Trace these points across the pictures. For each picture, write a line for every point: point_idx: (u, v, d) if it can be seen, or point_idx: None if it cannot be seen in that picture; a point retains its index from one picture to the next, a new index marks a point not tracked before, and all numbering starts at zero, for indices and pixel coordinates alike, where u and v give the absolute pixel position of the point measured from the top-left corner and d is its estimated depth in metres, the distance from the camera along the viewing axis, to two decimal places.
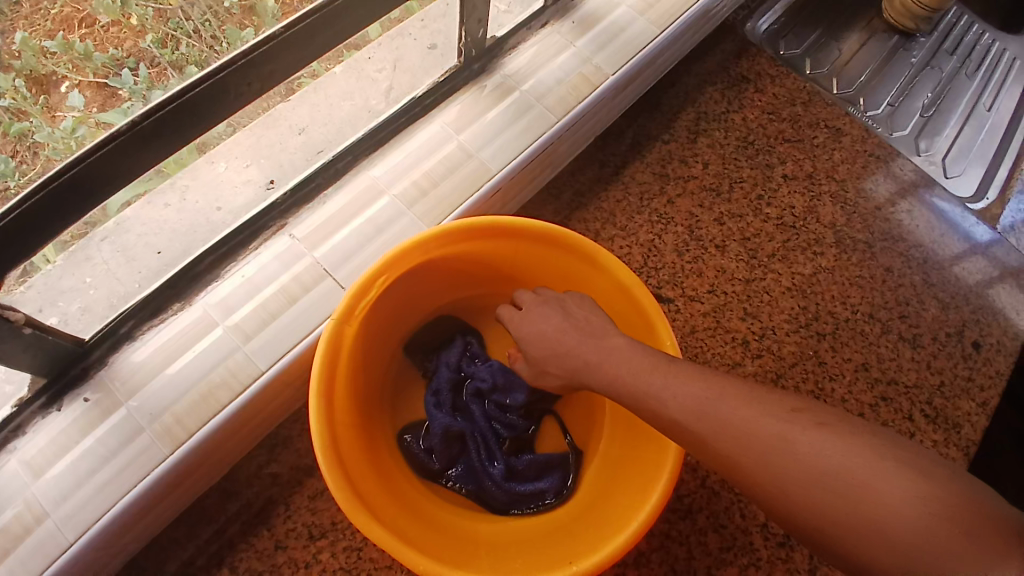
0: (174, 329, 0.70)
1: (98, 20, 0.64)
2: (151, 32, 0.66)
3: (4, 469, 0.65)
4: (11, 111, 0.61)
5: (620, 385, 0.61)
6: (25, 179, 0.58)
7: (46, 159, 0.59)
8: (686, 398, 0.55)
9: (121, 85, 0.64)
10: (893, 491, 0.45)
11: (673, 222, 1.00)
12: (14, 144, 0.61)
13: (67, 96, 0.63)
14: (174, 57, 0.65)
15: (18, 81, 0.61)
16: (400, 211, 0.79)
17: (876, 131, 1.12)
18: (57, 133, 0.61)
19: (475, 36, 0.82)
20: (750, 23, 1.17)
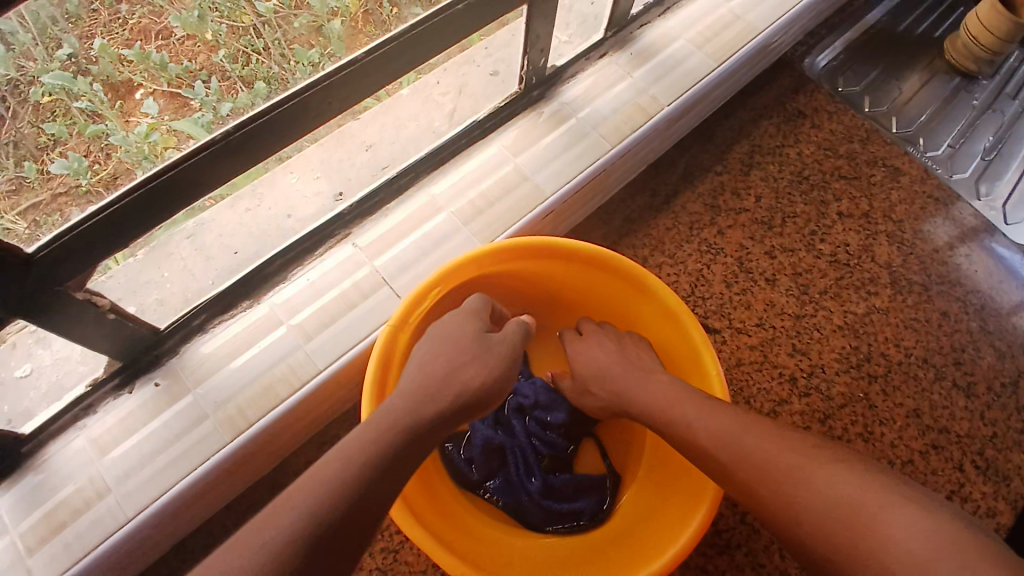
0: (242, 324, 0.75)
1: (174, 33, 0.60)
2: (224, 48, 0.65)
3: (73, 445, 0.70)
4: (89, 113, 0.59)
5: (662, 408, 0.65)
6: (98, 179, 0.59)
7: (119, 163, 0.60)
8: (718, 423, 0.60)
9: (194, 96, 0.63)
10: (899, 523, 0.47)
11: (722, 252, 1.00)
12: (88, 145, 0.60)
13: (142, 103, 0.61)
14: (246, 74, 0.66)
15: (96, 86, 0.58)
16: (456, 227, 0.82)
17: (934, 173, 1.10)
18: (131, 138, 0.60)
19: (537, 65, 0.86)
20: (809, 59, 1.17)
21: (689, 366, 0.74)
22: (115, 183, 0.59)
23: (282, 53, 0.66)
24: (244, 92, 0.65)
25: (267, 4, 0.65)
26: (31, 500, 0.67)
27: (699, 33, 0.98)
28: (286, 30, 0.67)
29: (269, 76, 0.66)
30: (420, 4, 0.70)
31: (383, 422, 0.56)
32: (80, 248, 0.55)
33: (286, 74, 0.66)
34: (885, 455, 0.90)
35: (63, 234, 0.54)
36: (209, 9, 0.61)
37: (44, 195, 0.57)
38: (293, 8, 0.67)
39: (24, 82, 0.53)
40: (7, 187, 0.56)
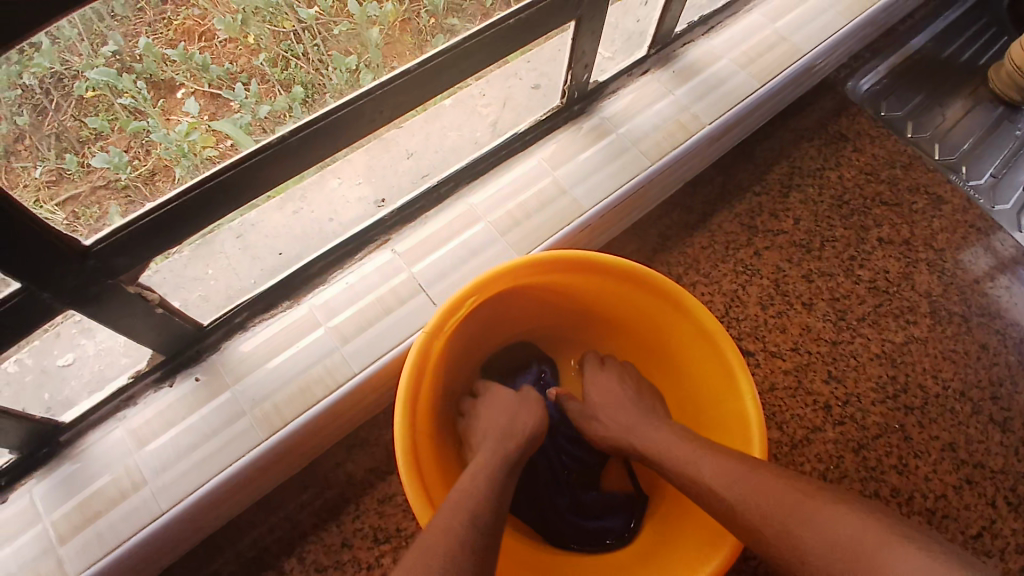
0: (281, 325, 0.77)
1: (217, 36, 0.62)
2: (264, 51, 0.66)
3: (111, 436, 0.71)
4: (131, 109, 0.60)
5: (670, 449, 0.63)
6: (136, 174, 0.61)
7: (159, 159, 0.62)
8: (718, 468, 0.58)
9: (234, 98, 0.65)
10: (904, 564, 0.45)
11: (758, 274, 0.99)
12: (128, 141, 0.61)
13: (184, 102, 0.63)
14: (284, 77, 0.67)
15: (140, 83, 0.59)
16: (494, 237, 0.83)
17: (977, 202, 1.08)
18: (172, 135, 0.62)
19: (580, 79, 0.86)
20: (851, 82, 1.16)
21: (721, 390, 0.72)
22: (154, 179, 0.61)
23: (318, 57, 0.68)
24: (282, 96, 0.66)
25: (308, 10, 0.65)
26: (68, 487, 0.69)
27: (743, 53, 0.98)
28: (324, 36, 0.68)
29: (307, 81, 0.67)
30: (454, 16, 0.73)
31: (470, 480, 0.59)
32: (137, 241, 0.57)
33: (323, 78, 0.68)
34: (919, 489, 0.88)
35: (122, 229, 0.55)
36: (252, 13, 0.61)
37: (84, 187, 0.58)
38: (333, 15, 0.67)
39: (69, 76, 0.53)
40: (48, 178, 0.55)
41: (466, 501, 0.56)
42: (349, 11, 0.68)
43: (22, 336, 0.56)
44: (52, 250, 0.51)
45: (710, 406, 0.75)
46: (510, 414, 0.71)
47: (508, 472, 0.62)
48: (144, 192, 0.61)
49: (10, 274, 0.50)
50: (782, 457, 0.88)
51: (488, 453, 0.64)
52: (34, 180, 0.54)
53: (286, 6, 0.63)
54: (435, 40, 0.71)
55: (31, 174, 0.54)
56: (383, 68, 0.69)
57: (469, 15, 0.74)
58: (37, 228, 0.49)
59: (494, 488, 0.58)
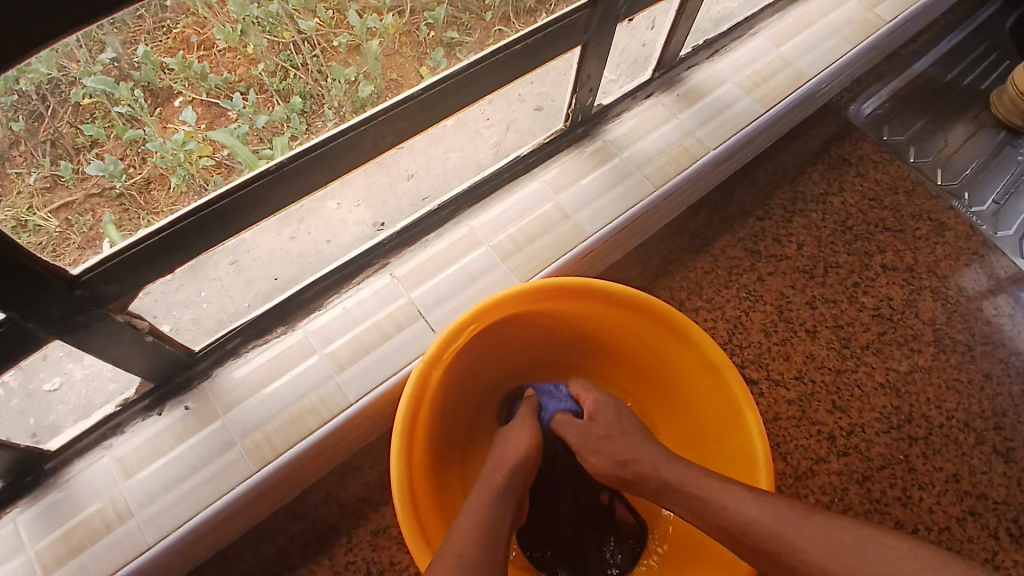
0: (275, 351, 0.75)
1: (217, 45, 0.60)
2: (263, 61, 0.64)
3: (97, 465, 0.69)
4: (128, 117, 0.59)
5: (779, 521, 0.52)
6: (131, 181, 0.61)
7: (153, 165, 0.62)
8: (768, 519, 0.53)
9: (232, 108, 0.64)
10: None
11: (762, 300, 0.98)
12: (125, 148, 0.60)
13: (181, 111, 0.62)
14: (282, 86, 0.66)
15: (137, 92, 0.58)
16: (494, 262, 0.82)
17: (979, 229, 1.07)
18: (168, 145, 0.62)
19: (584, 103, 0.86)
20: (854, 106, 1.16)
21: (727, 428, 0.70)
22: (149, 188, 0.61)
23: (315, 67, 0.66)
24: (281, 105, 0.66)
25: (309, 22, 0.63)
26: (50, 518, 0.67)
27: (748, 77, 0.98)
28: (323, 47, 0.66)
29: (305, 91, 0.66)
30: (455, 28, 0.72)
31: (464, 524, 0.58)
32: (127, 270, 0.55)
33: (322, 88, 0.67)
34: (922, 522, 0.86)
35: (110, 258, 0.53)
36: (252, 23, 0.60)
37: (77, 194, 0.58)
38: (333, 26, 0.65)
39: (66, 83, 0.52)
40: (43, 185, 0.55)
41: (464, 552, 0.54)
42: (349, 23, 0.66)
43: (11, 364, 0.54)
44: (37, 281, 0.49)
45: (716, 440, 0.73)
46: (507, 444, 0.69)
47: (503, 508, 0.61)
48: (139, 200, 0.61)
49: None
50: (786, 489, 0.86)
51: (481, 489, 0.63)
52: (28, 187, 0.54)
53: (286, 18, 0.62)
54: (433, 54, 0.70)
55: (25, 180, 0.54)
56: (382, 80, 0.69)
57: (469, 27, 0.72)
58: (20, 260, 0.47)
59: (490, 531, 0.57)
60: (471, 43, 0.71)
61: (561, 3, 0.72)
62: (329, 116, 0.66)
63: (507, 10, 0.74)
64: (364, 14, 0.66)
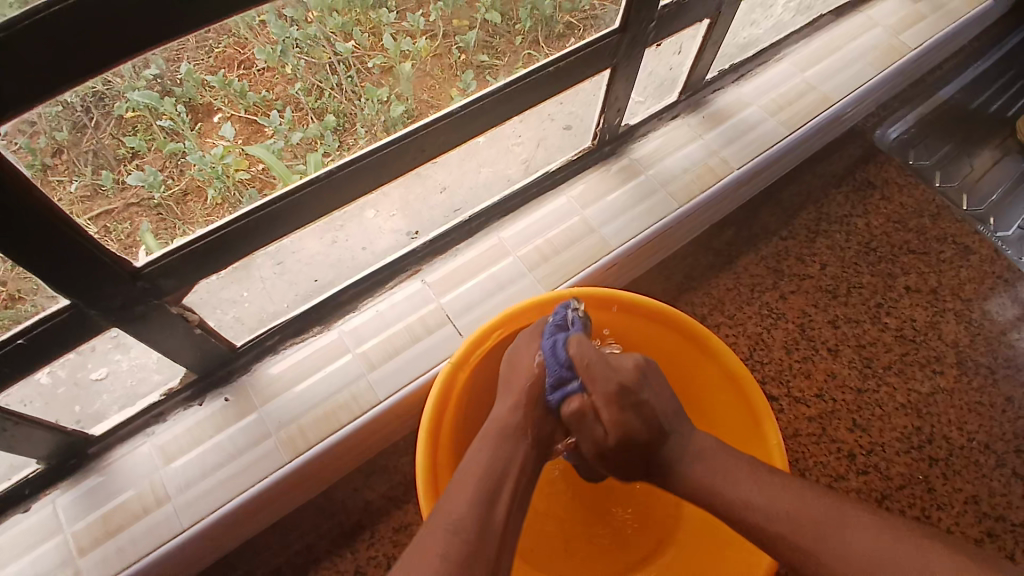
0: (311, 349, 0.79)
1: (256, 64, 0.63)
2: (300, 81, 0.69)
3: (139, 451, 0.73)
4: (168, 131, 0.60)
5: (795, 532, 0.49)
6: (169, 193, 0.63)
7: (190, 178, 0.65)
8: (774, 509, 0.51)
9: (269, 125, 0.68)
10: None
11: (784, 317, 0.99)
12: (164, 160, 0.62)
13: (220, 126, 0.65)
14: (318, 105, 0.71)
15: (179, 107, 0.59)
16: (521, 272, 0.85)
17: (1005, 253, 1.07)
18: (208, 157, 0.64)
19: (612, 123, 0.89)
20: (879, 130, 1.17)
21: (746, 438, 0.71)
22: (185, 200, 0.64)
23: (347, 87, 0.71)
24: (315, 123, 0.70)
25: (346, 45, 0.68)
26: (92, 500, 0.70)
27: (772, 100, 1.00)
28: (358, 68, 0.71)
29: (339, 110, 0.71)
30: (486, 52, 0.76)
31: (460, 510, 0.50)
32: (183, 266, 0.59)
33: (355, 108, 0.71)
34: None
35: (171, 254, 0.57)
36: (291, 45, 0.63)
37: (117, 203, 0.58)
38: (369, 48, 0.70)
39: (110, 97, 0.51)
40: (83, 193, 0.53)
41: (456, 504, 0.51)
42: (384, 46, 0.70)
43: (67, 350, 0.58)
44: (102, 271, 0.53)
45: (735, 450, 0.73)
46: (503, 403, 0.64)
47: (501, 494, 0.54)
48: (175, 211, 0.64)
49: (60, 291, 0.52)
50: None
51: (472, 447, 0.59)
52: (69, 195, 0.51)
53: (323, 40, 0.66)
54: (464, 75, 0.75)
55: (66, 188, 0.51)
56: (413, 101, 0.73)
57: (499, 51, 0.77)
58: (89, 249, 0.51)
59: (490, 486, 0.54)
60: (502, 66, 0.76)
61: (590, 30, 0.76)
62: (361, 134, 0.71)
63: (537, 36, 0.78)
64: (398, 37, 0.70)
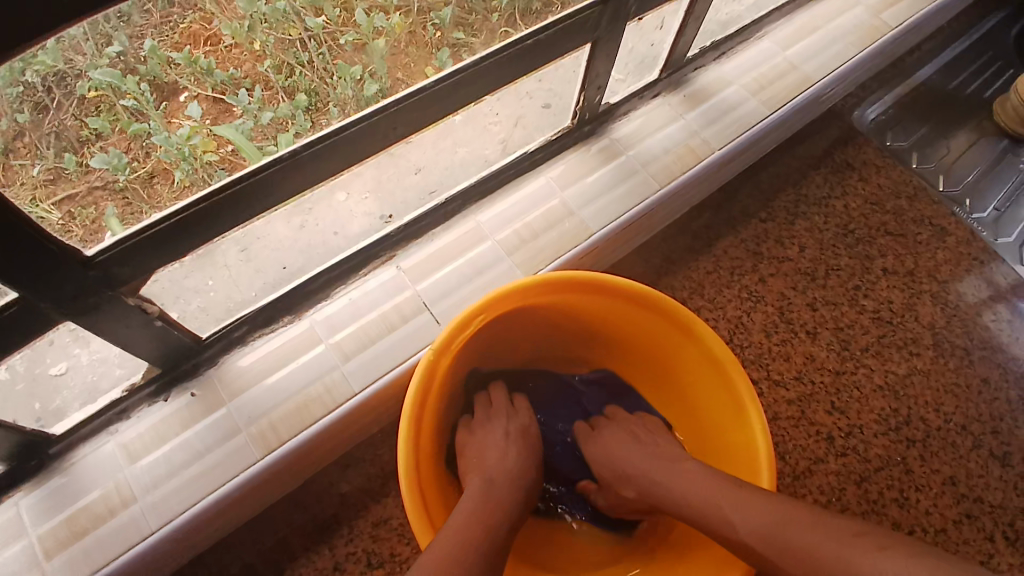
0: (282, 340, 0.76)
1: (223, 40, 0.60)
2: (270, 58, 0.65)
3: (102, 450, 0.70)
4: (132, 111, 0.57)
5: (733, 512, 0.55)
6: (134, 175, 0.59)
7: (157, 162, 0.60)
8: (702, 491, 0.59)
9: (238, 104, 0.64)
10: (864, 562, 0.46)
11: (763, 301, 0.99)
12: (130, 143, 0.58)
13: (186, 105, 0.61)
14: (288, 84, 0.66)
15: (143, 86, 0.56)
16: (500, 257, 0.83)
17: (980, 235, 1.08)
18: (173, 139, 0.60)
19: (592, 101, 0.86)
20: (858, 111, 1.17)
21: (727, 420, 0.71)
22: (152, 183, 0.60)
23: (320, 64, 0.67)
24: (285, 103, 0.66)
25: (316, 20, 0.63)
26: (54, 502, 0.67)
27: (754, 80, 0.99)
28: (329, 44, 0.67)
29: (311, 89, 0.67)
30: (461, 29, 0.72)
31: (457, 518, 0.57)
32: (139, 253, 0.55)
33: (327, 87, 0.67)
34: (919, 523, 0.86)
35: (123, 241, 0.53)
36: (260, 20, 0.60)
37: (81, 187, 0.56)
38: (340, 24, 0.65)
39: (72, 76, 0.50)
40: (45, 177, 0.53)
41: (482, 548, 0.55)
42: (356, 21, 0.66)
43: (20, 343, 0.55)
44: (53, 258, 0.50)
45: (718, 434, 0.73)
46: (503, 451, 0.68)
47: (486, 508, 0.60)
48: (141, 194, 0.59)
49: (9, 285, 0.49)
50: (784, 489, 0.87)
51: (477, 485, 0.63)
52: (31, 178, 0.51)
53: (295, 14, 0.62)
54: (439, 54, 0.70)
55: (29, 172, 0.51)
56: (388, 80, 0.69)
57: (476, 29, 0.73)
58: (37, 238, 0.47)
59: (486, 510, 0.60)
60: (478, 44, 0.71)
61: (569, 4, 0.72)
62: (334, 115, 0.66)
63: (514, 11, 0.74)
64: (372, 13, 0.66)
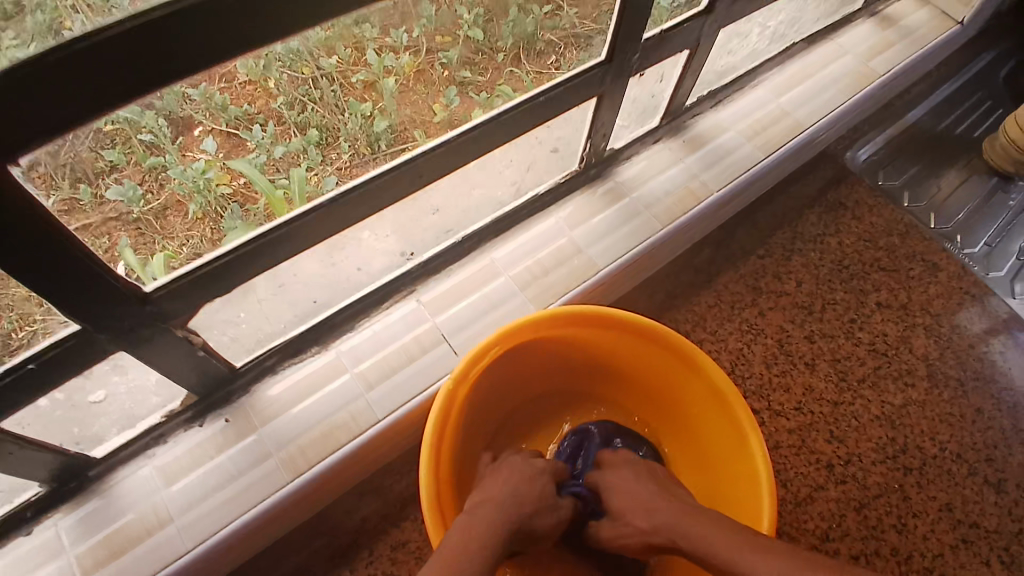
0: (309, 369, 0.81)
1: (239, 78, 0.57)
2: (282, 96, 0.65)
3: (140, 473, 0.74)
4: (149, 145, 0.55)
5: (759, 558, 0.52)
6: (148, 206, 0.61)
7: (170, 194, 0.63)
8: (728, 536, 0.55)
9: (251, 139, 0.67)
10: None
11: (763, 334, 1.03)
12: (144, 175, 0.58)
13: (202, 141, 0.62)
14: (302, 119, 0.70)
15: (162, 121, 0.54)
16: (513, 291, 0.88)
17: (971, 270, 1.13)
18: (189, 173, 0.63)
19: (598, 147, 0.93)
20: (850, 152, 1.23)
21: (730, 448, 0.75)
22: (165, 214, 0.64)
23: (325, 96, 0.69)
24: (297, 137, 0.71)
25: (330, 61, 0.63)
26: (92, 524, 0.71)
27: (749, 125, 1.06)
28: (342, 82, 0.68)
29: (322, 125, 0.72)
30: (467, 68, 0.77)
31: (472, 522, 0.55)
32: (191, 290, 0.61)
33: (338, 123, 0.73)
34: (917, 549, 0.89)
35: (179, 277, 0.59)
36: (277, 61, 0.58)
37: (95, 219, 0.53)
38: (353, 63, 0.66)
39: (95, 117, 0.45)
40: (60, 209, 0.48)
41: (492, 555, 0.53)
42: (368, 61, 0.66)
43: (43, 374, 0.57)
44: (112, 295, 0.55)
45: (722, 462, 0.76)
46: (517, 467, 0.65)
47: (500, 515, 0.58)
48: (154, 223, 0.63)
49: (71, 317, 0.54)
50: (786, 516, 0.90)
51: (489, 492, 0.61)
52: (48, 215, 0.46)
53: (308, 55, 0.59)
54: (446, 91, 0.77)
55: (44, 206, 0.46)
56: (396, 116, 0.75)
57: (481, 67, 0.78)
58: (100, 276, 0.53)
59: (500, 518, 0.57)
60: (484, 83, 0.78)
61: (573, 48, 0.81)
62: (345, 149, 0.75)
63: (519, 54, 0.80)
64: (383, 54, 0.67)
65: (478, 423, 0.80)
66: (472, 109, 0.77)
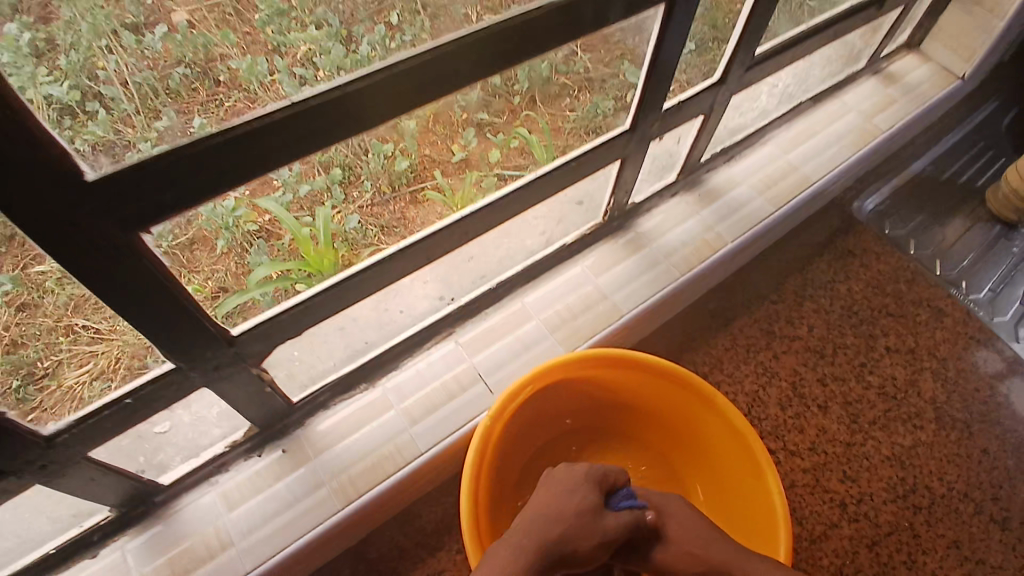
0: (358, 405, 0.88)
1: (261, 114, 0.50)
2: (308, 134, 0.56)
3: (204, 499, 0.81)
4: None
5: None
6: (176, 241, 0.56)
7: (198, 229, 0.58)
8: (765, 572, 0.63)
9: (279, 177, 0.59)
10: None
11: (777, 376, 1.09)
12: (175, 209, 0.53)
13: None
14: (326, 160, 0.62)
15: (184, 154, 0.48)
16: (544, 333, 0.95)
17: (976, 315, 1.18)
18: (218, 211, 0.58)
19: (621, 201, 1.01)
20: (857, 202, 1.31)
21: (748, 485, 0.80)
22: (192, 248, 0.58)
23: (358, 141, 0.63)
24: (322, 176, 0.64)
25: None
26: (158, 546, 0.78)
27: (760, 180, 1.14)
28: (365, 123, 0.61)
29: (345, 164, 0.65)
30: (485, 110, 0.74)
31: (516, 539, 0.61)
32: (268, 334, 0.69)
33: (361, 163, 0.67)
34: None
35: (258, 324, 0.67)
36: None
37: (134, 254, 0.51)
38: None
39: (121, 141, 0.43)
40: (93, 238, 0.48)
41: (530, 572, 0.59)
42: None
43: (68, 399, 0.60)
44: (206, 335, 0.62)
45: (741, 498, 0.82)
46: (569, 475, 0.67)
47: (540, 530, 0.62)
48: (181, 258, 0.58)
49: (169, 356, 0.62)
50: (801, 551, 0.95)
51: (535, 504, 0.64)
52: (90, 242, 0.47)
53: None
54: (465, 133, 0.76)
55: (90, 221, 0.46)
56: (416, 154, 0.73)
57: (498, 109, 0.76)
58: (194, 320, 0.60)
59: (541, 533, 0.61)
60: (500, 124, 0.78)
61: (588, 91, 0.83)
62: (366, 187, 0.72)
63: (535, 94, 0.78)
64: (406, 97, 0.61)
65: (513, 459, 0.86)
66: (489, 149, 0.80)
